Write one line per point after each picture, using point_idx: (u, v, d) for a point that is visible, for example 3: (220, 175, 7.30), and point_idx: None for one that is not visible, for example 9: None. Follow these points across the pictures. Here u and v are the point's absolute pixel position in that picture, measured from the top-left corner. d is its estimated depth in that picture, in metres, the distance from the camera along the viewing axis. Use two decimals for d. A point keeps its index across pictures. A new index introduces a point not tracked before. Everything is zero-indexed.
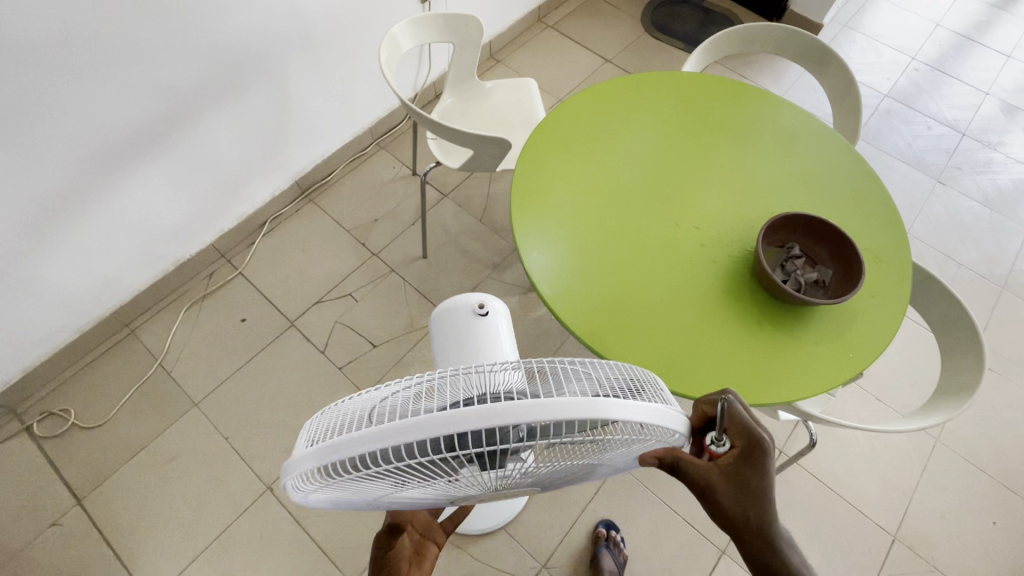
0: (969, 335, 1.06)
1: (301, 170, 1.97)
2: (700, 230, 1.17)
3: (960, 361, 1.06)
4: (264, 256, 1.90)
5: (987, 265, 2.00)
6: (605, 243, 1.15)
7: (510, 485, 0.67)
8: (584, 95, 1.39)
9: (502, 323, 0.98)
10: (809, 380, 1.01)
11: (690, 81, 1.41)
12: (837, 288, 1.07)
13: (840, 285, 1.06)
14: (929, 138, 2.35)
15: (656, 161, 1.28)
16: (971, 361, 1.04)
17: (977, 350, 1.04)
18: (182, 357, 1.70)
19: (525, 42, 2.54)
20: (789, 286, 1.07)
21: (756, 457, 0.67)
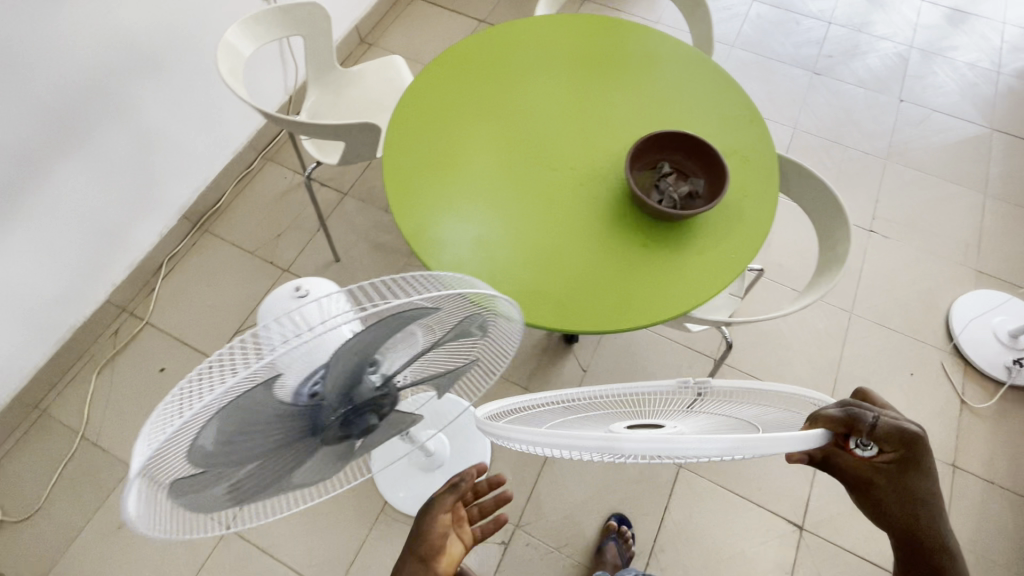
0: (836, 213, 1.12)
1: (186, 202, 1.85)
2: (597, 166, 1.18)
3: (832, 240, 1.13)
4: (169, 300, 1.80)
5: (870, 142, 2.11)
6: (512, 201, 1.15)
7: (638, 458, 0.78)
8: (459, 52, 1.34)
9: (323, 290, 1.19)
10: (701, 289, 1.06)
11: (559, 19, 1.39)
12: (710, 195, 1.11)
13: (712, 190, 1.11)
14: (800, 34, 2.42)
15: (544, 107, 1.26)
16: (840, 236, 1.11)
17: (843, 226, 1.10)
18: (105, 425, 1.61)
19: (394, 19, 2.44)
20: (665, 205, 1.10)
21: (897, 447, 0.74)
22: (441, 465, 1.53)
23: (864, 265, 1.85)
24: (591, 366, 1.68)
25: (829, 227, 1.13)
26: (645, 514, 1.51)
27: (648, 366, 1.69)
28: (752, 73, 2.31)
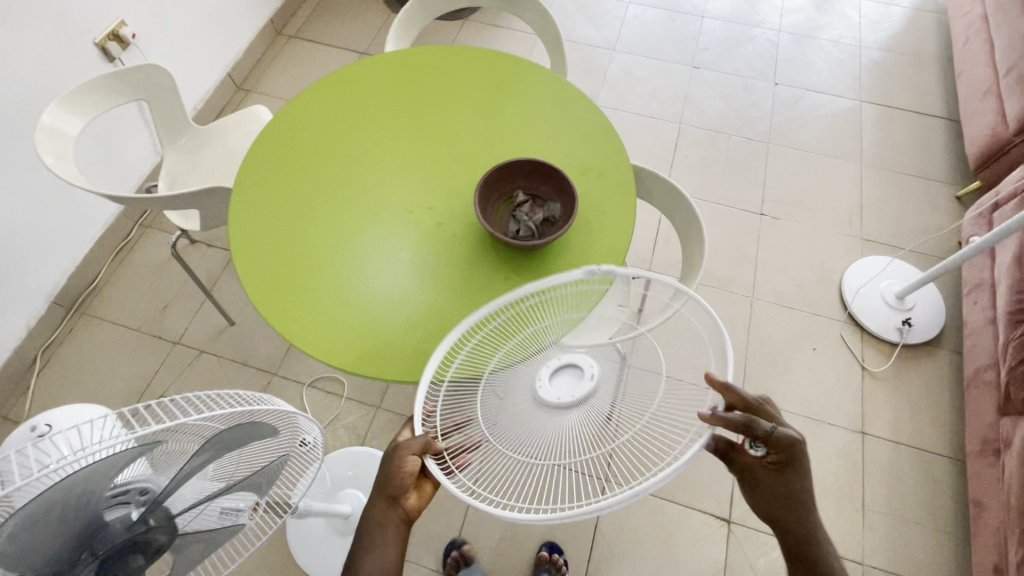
0: (693, 221, 1.14)
1: (54, 287, 1.71)
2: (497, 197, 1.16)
3: (694, 247, 1.14)
4: (48, 395, 1.65)
5: (752, 127, 2.19)
6: (427, 244, 1.11)
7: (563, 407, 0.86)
8: (334, 98, 1.28)
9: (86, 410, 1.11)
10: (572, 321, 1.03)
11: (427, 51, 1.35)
12: (565, 218, 1.10)
13: (567, 214, 1.10)
14: (676, 30, 2.49)
15: (436, 143, 1.23)
16: (699, 243, 1.13)
17: (700, 233, 1.12)
18: None
19: (271, 61, 2.36)
20: (522, 236, 1.09)
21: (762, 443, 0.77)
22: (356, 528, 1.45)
23: (760, 249, 1.90)
24: None
25: (689, 235, 1.15)
26: (576, 535, 1.49)
27: None
28: (636, 74, 2.35)
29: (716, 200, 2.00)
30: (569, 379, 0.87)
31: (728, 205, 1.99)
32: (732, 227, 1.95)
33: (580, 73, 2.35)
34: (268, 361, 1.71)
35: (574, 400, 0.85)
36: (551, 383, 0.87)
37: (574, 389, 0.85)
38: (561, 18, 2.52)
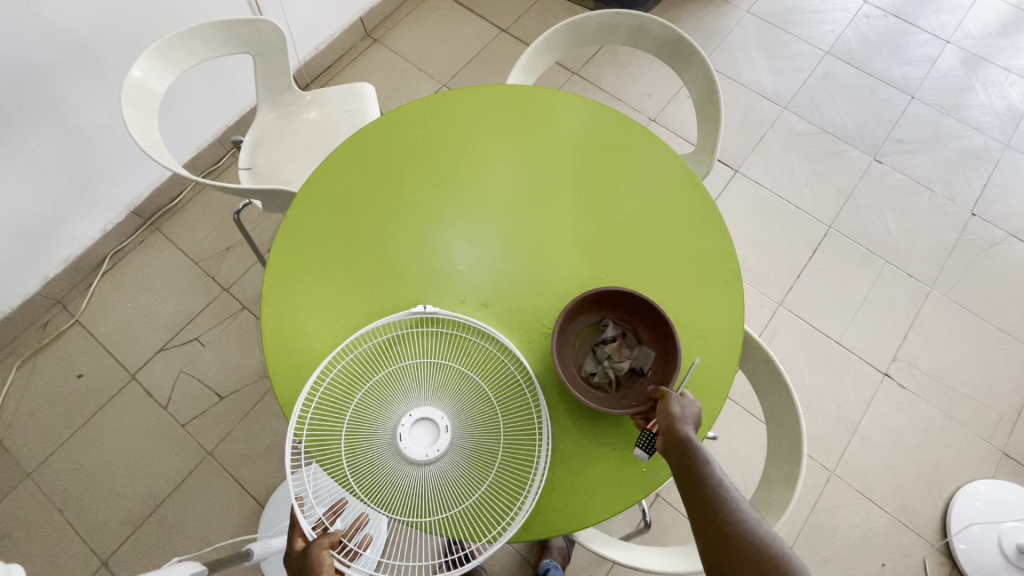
0: (790, 438, 0.91)
1: (136, 198, 1.74)
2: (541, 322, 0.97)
3: (778, 467, 0.92)
4: (104, 299, 1.72)
5: (917, 260, 1.77)
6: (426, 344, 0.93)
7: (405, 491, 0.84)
8: (373, 135, 1.09)
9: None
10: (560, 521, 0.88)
11: (500, 100, 1.12)
12: (655, 376, 0.89)
13: (659, 372, 0.89)
14: (871, 104, 2.02)
15: (486, 222, 1.03)
16: (788, 468, 0.90)
17: (793, 458, 0.89)
18: (14, 422, 1.57)
19: (408, 13, 2.19)
20: (594, 381, 0.90)
21: (673, 411, 0.79)
22: None
23: (864, 416, 1.57)
24: None
25: (776, 451, 0.92)
26: None
27: None
28: (800, 146, 1.95)
29: (834, 338, 1.66)
30: (430, 423, 0.85)
31: (846, 349, 1.65)
32: (841, 378, 1.62)
33: (735, 124, 1.99)
34: None
35: (436, 445, 0.83)
36: (411, 424, 0.85)
37: (435, 431, 0.85)
38: (735, 50, 2.13)
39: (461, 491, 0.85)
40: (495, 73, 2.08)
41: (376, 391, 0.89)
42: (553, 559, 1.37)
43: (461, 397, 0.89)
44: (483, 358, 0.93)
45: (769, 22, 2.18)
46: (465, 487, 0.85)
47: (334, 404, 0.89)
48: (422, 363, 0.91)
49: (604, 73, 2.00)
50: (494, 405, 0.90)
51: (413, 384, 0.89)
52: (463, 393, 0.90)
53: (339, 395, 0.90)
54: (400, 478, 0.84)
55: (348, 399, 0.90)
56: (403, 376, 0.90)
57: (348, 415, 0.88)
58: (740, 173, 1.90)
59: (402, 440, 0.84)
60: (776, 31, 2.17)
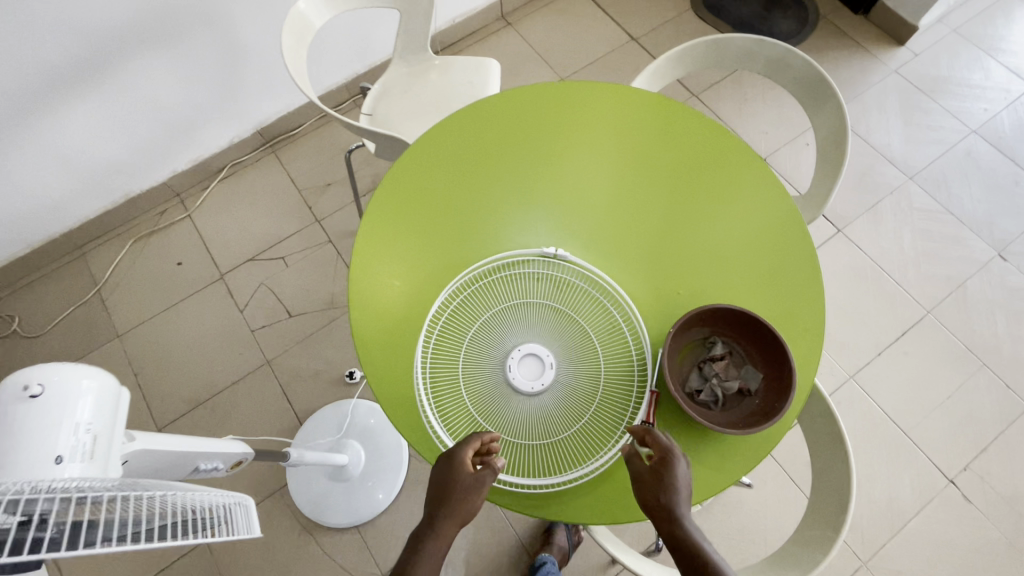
0: (834, 503, 0.86)
1: (264, 121, 1.90)
2: (612, 318, 0.95)
3: (814, 529, 0.87)
4: (215, 202, 1.90)
5: (1019, 371, 1.61)
6: (506, 299, 0.97)
7: (501, 416, 0.89)
8: (496, 104, 1.15)
9: (94, 396, 0.56)
10: (597, 508, 0.86)
11: (623, 97, 1.14)
12: (764, 398, 0.86)
13: (768, 394, 0.86)
14: (1011, 196, 1.86)
15: (583, 208, 1.05)
16: (823, 533, 0.86)
17: (835, 525, 0.85)
18: (117, 288, 1.78)
19: (546, 4, 2.24)
20: (699, 399, 0.87)
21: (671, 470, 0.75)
22: (347, 479, 1.49)
23: (915, 518, 1.46)
24: None
25: (815, 514, 0.88)
26: None
27: None
28: (916, 221, 1.82)
29: (902, 428, 1.55)
30: (537, 359, 0.91)
31: (912, 442, 1.53)
32: (899, 470, 1.51)
33: (849, 182, 1.88)
34: None
35: (541, 380, 0.89)
36: (522, 355, 0.92)
37: (543, 366, 0.91)
38: (870, 107, 2.02)
39: (558, 428, 0.88)
40: (615, 78, 2.09)
41: (489, 323, 0.95)
42: (551, 555, 1.39)
43: (573, 343, 0.94)
44: (599, 312, 0.96)
45: (916, 86, 2.05)
46: (559, 427, 0.88)
47: (456, 321, 0.96)
48: (543, 303, 0.96)
49: (724, 101, 1.96)
50: (594, 366, 0.92)
51: (531, 320, 0.95)
52: (569, 344, 0.94)
53: (463, 313, 0.97)
54: (503, 402, 0.90)
55: (469, 319, 0.96)
56: (522, 312, 0.96)
57: (468, 333, 0.95)
58: (843, 233, 1.80)
59: (511, 366, 0.91)
60: (921, 97, 2.03)
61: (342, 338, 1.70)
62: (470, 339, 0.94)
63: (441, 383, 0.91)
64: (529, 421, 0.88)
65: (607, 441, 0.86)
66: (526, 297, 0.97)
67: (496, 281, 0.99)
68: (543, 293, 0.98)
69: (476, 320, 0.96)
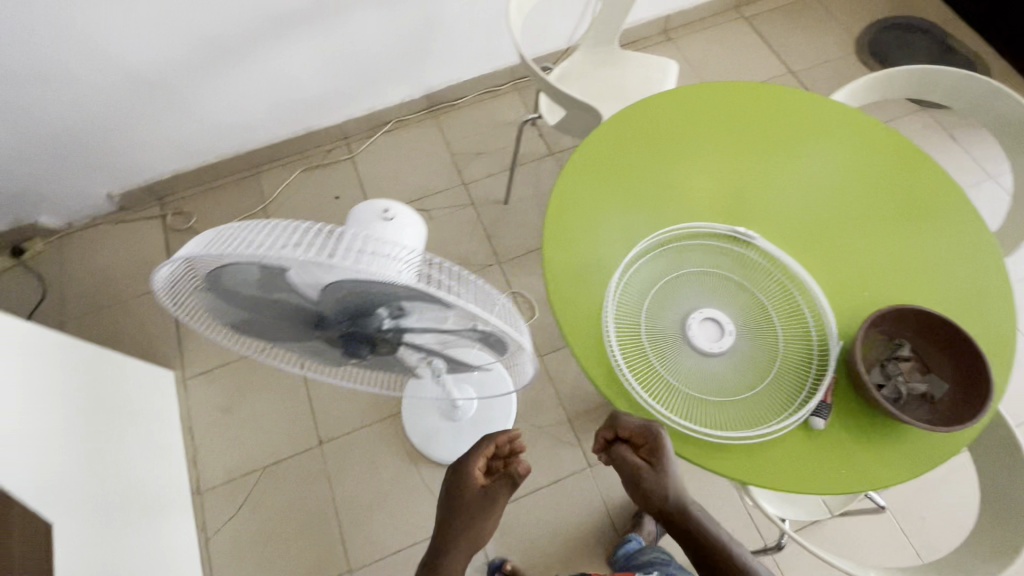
0: None
1: (435, 86, 2.07)
2: (794, 302, 0.99)
3: None
4: (376, 150, 2.08)
5: None
6: (691, 265, 1.03)
7: (676, 367, 0.94)
8: (701, 92, 1.22)
9: (415, 236, 0.79)
10: (765, 472, 0.86)
11: (825, 110, 1.19)
12: (948, 408, 0.88)
13: (953, 405, 0.87)
14: None
15: (774, 199, 1.10)
16: None
17: None
18: (281, 208, 1.98)
19: (708, 26, 2.32)
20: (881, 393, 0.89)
21: (659, 453, 0.87)
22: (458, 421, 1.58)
23: None
24: None
25: None
26: None
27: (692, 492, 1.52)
28: None
29: None
30: (716, 325, 0.97)
31: None
32: None
33: None
34: (504, 250, 1.88)
35: (720, 343, 0.95)
36: (704, 318, 0.97)
37: (722, 332, 0.96)
38: None
39: (729, 390, 0.92)
40: None
41: (674, 283, 1.01)
42: (639, 536, 1.43)
43: (752, 319, 0.98)
44: (777, 290, 1.00)
45: None
46: (732, 389, 0.92)
47: (642, 274, 1.02)
48: (722, 275, 1.02)
49: None
50: (771, 343, 0.96)
51: (714, 290, 1.00)
52: (748, 319, 0.98)
53: (650, 268, 1.03)
54: (679, 355, 0.95)
55: (655, 275, 1.02)
56: (705, 280, 1.01)
57: (653, 287, 1.01)
58: None
59: (691, 326, 0.96)
60: None
61: None
62: (650, 298, 1.00)
63: (625, 335, 0.97)
64: (701, 378, 0.94)
65: (778, 412, 0.90)
66: (711, 268, 1.02)
67: (683, 248, 1.05)
68: (726, 268, 1.03)
69: (661, 278, 1.02)
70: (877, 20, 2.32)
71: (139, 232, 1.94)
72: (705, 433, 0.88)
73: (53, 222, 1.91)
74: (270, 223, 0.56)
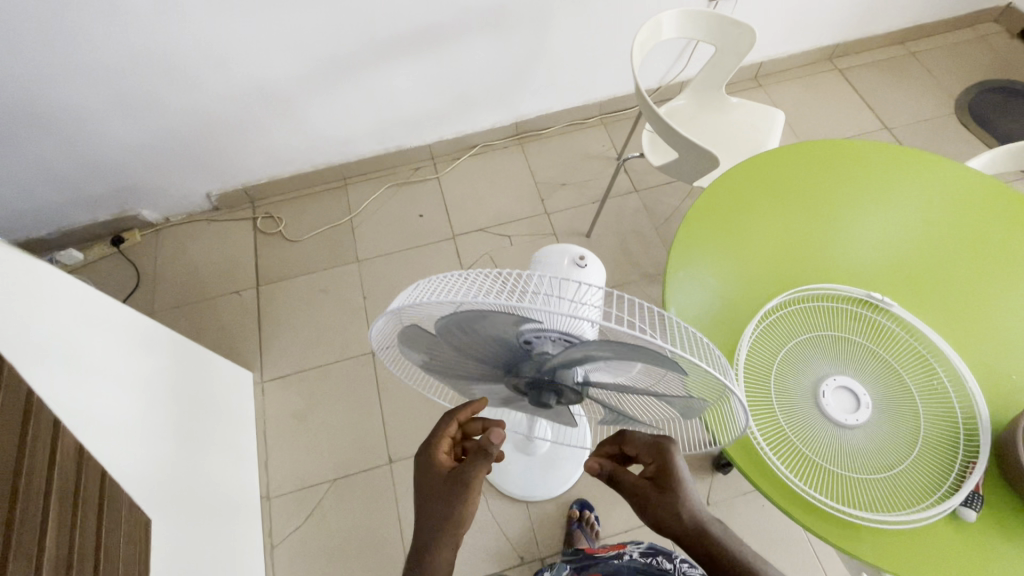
0: None
1: (525, 114, 2.10)
2: (930, 374, 0.94)
3: None
4: (461, 172, 2.11)
5: None
6: (821, 325, 0.99)
7: (807, 433, 0.90)
8: (828, 147, 1.20)
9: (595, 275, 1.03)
10: (906, 561, 0.81)
11: (961, 177, 1.16)
12: None
13: None
14: None
15: (910, 264, 1.06)
16: None
17: None
18: (366, 221, 2.02)
19: (800, 76, 2.30)
20: None
21: (671, 464, 0.76)
22: (530, 455, 1.55)
23: None
24: (722, 504, 1.52)
25: None
26: None
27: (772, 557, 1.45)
28: None
29: None
30: (853, 394, 0.93)
31: None
32: None
33: None
34: None
35: (856, 415, 0.91)
36: (839, 386, 0.93)
37: (858, 403, 0.92)
38: None
39: (864, 465, 0.88)
40: None
41: (807, 344, 0.98)
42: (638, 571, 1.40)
43: (891, 394, 0.93)
44: (916, 361, 0.95)
45: None
46: (867, 465, 0.88)
47: (772, 331, 0.99)
48: (855, 340, 0.98)
49: None
50: (912, 420, 0.91)
51: (850, 357, 0.96)
52: (887, 392, 0.93)
53: (780, 325, 1.00)
54: (810, 421, 0.91)
55: (786, 333, 0.99)
56: (842, 346, 0.97)
57: (784, 346, 0.98)
58: None
59: (825, 395, 0.93)
60: None
61: None
62: (779, 360, 0.96)
63: (754, 397, 0.93)
64: (834, 448, 0.89)
65: (920, 499, 0.85)
66: (847, 333, 0.98)
67: (815, 308, 1.01)
68: (863, 333, 0.98)
69: (793, 338, 0.98)
70: (979, 82, 2.26)
71: (230, 232, 2.01)
72: (845, 514, 0.83)
73: (152, 215, 1.99)
74: (452, 284, 0.56)
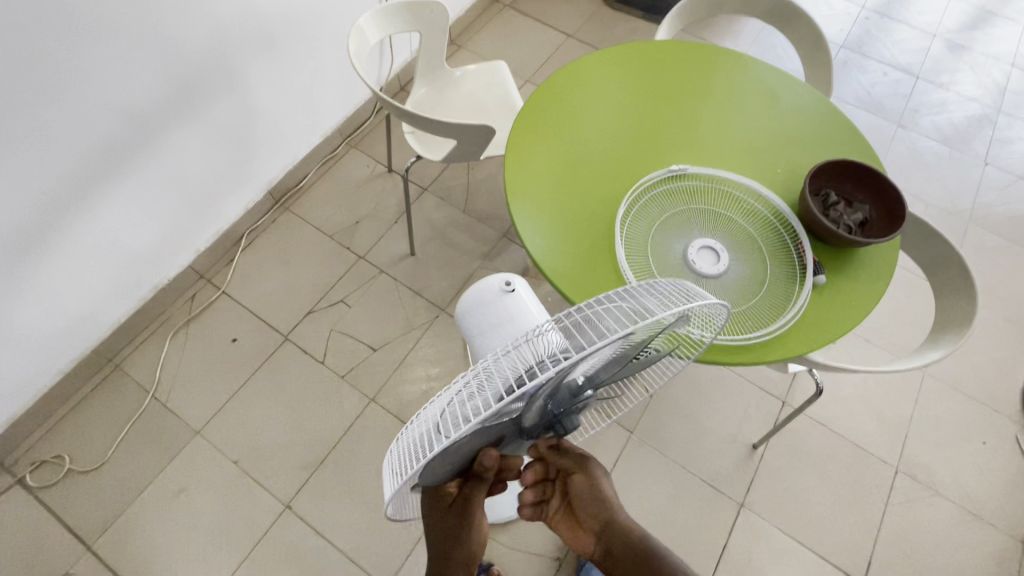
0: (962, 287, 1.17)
1: (273, 178, 1.88)
2: (738, 200, 1.16)
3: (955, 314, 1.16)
4: (246, 271, 1.82)
5: (951, 202, 2.14)
6: (656, 210, 1.14)
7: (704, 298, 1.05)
8: (567, 72, 1.35)
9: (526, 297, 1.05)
10: (808, 338, 1.03)
11: (663, 48, 1.40)
12: (878, 220, 1.12)
13: (880, 216, 1.12)
14: (886, 85, 2.44)
15: (676, 129, 1.26)
16: (964, 311, 1.15)
17: (970, 301, 1.14)
18: (175, 386, 1.64)
19: (484, 24, 2.48)
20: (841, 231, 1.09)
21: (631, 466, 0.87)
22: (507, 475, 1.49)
23: None
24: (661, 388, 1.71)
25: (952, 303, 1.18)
26: (703, 550, 1.51)
27: (715, 399, 1.71)
28: None
29: (901, 265, 1.95)
30: (710, 248, 1.09)
31: (916, 273, 1.93)
32: (917, 293, 1.89)
33: None
34: (439, 296, 1.83)
35: (720, 261, 1.07)
36: (699, 248, 1.08)
37: (716, 252, 1.08)
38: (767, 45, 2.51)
39: (748, 293, 1.06)
40: None
41: (659, 232, 1.11)
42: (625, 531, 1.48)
43: (729, 231, 1.13)
44: (725, 198, 1.16)
45: None
46: (749, 291, 1.06)
47: (630, 237, 1.10)
48: (686, 208, 1.14)
49: None
50: (751, 241, 1.12)
51: (690, 223, 1.13)
52: (727, 232, 1.13)
53: (633, 229, 1.11)
54: (699, 286, 1.06)
55: (640, 233, 1.11)
56: (680, 219, 1.13)
57: (646, 243, 1.09)
58: None
59: (694, 259, 1.07)
60: None
61: (436, 353, 1.73)
62: (651, 257, 1.08)
63: None
64: (724, 295, 1.06)
65: (790, 291, 1.07)
66: (676, 207, 1.14)
67: (645, 201, 1.15)
68: (685, 201, 1.16)
69: (648, 233, 1.11)
70: None
71: None
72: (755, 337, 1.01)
73: None
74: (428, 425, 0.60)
